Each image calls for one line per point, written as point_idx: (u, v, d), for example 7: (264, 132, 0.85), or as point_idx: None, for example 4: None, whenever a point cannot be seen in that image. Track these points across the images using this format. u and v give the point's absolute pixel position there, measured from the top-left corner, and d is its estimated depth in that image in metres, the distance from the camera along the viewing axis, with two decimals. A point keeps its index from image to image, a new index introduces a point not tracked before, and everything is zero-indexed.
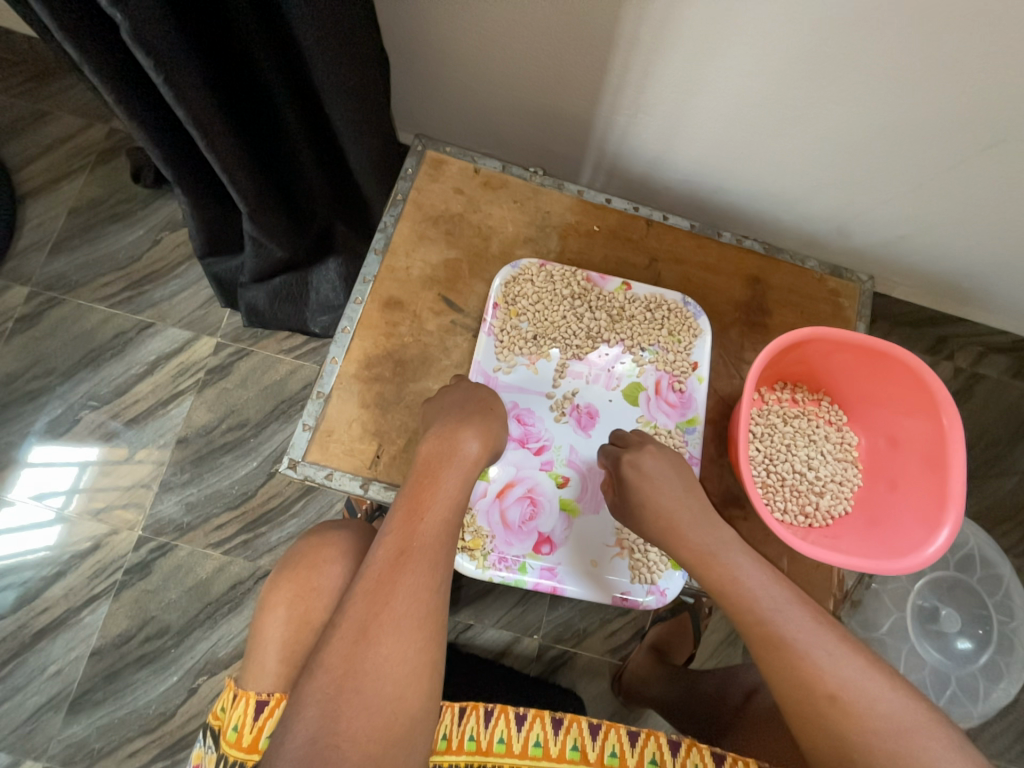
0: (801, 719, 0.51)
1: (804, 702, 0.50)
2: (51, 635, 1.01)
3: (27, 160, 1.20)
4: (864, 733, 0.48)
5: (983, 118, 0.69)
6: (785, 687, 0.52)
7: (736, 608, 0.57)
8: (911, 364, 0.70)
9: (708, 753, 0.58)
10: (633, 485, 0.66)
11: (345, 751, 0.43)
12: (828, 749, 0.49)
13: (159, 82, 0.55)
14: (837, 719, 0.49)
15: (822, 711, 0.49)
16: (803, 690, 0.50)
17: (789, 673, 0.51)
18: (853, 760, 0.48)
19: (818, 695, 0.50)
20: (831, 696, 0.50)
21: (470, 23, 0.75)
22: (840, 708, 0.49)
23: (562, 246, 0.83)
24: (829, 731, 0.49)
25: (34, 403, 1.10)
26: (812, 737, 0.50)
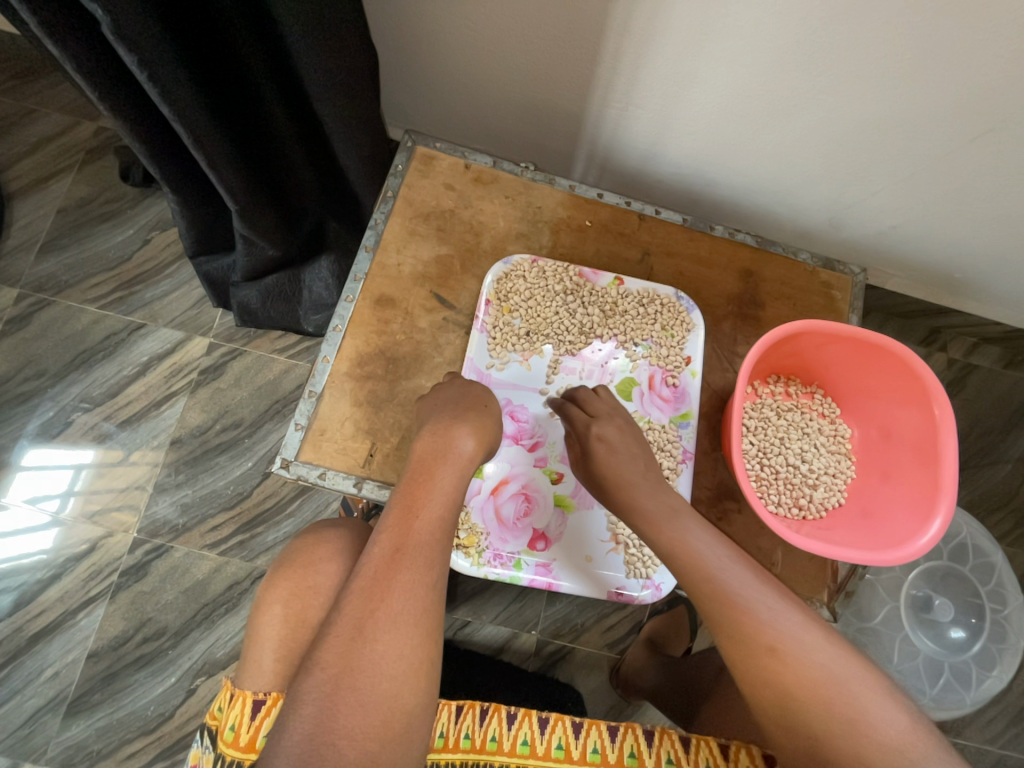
0: (744, 673, 0.52)
1: (745, 654, 0.51)
2: (47, 638, 1.01)
3: (15, 161, 1.19)
4: (800, 681, 0.49)
5: (974, 108, 0.69)
6: (729, 642, 0.53)
7: (684, 572, 0.57)
8: (903, 356, 0.70)
9: (678, 740, 0.58)
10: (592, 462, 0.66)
11: (342, 748, 0.43)
12: (769, 701, 0.50)
13: (143, 79, 0.54)
14: (777, 670, 0.50)
15: (762, 663, 0.50)
16: (745, 644, 0.52)
17: (732, 627, 0.53)
18: (795, 715, 0.48)
19: (758, 648, 0.51)
20: (769, 648, 0.51)
21: (459, 16, 0.75)
22: (779, 659, 0.50)
23: (554, 241, 0.82)
24: (769, 682, 0.50)
25: (26, 405, 1.10)
26: (755, 690, 0.51)
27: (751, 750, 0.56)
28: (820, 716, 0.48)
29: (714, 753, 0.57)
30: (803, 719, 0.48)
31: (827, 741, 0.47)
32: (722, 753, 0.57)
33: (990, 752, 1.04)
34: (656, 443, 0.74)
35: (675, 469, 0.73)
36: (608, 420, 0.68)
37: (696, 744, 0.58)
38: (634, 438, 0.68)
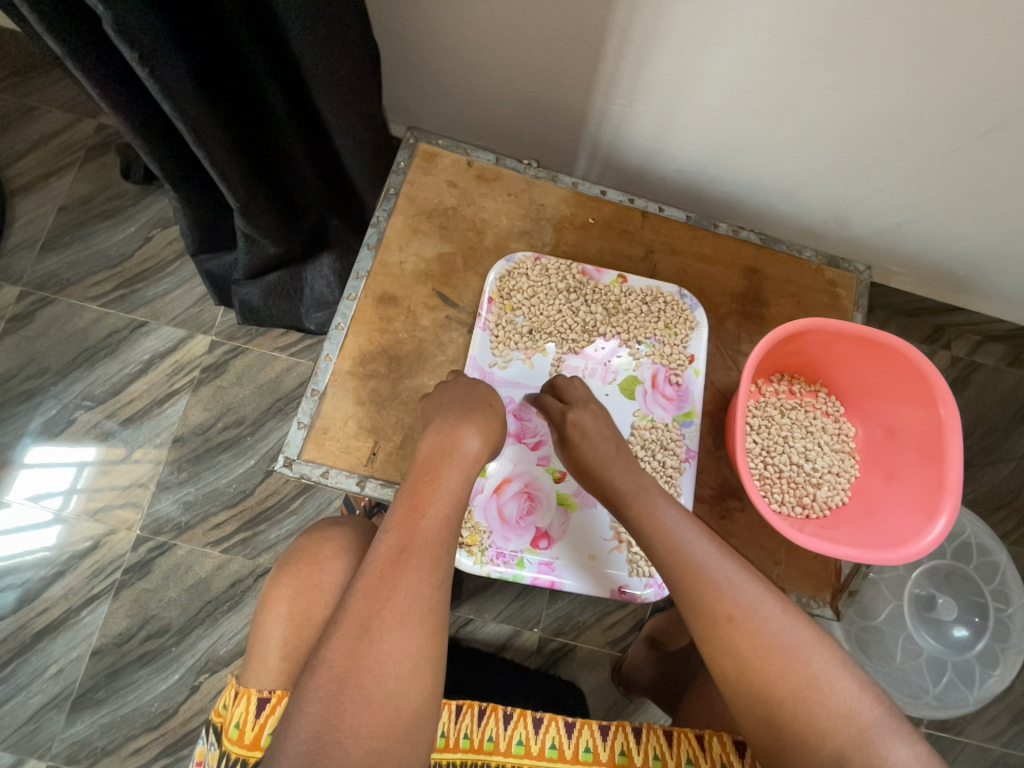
0: (702, 638, 0.53)
1: (705, 622, 0.52)
2: (51, 636, 1.01)
3: (16, 158, 1.18)
4: (756, 649, 0.50)
5: (980, 105, 0.68)
6: (689, 610, 0.53)
7: (653, 544, 0.58)
8: (908, 354, 0.70)
9: (662, 734, 0.59)
10: (579, 460, 0.66)
11: (348, 747, 0.43)
12: (725, 666, 0.51)
13: (144, 77, 0.54)
14: (736, 641, 0.51)
15: (721, 632, 0.51)
16: (706, 613, 0.52)
17: (695, 598, 0.53)
18: (752, 681, 0.50)
19: (717, 618, 0.52)
20: (728, 618, 0.51)
21: (462, 13, 0.74)
22: (738, 629, 0.51)
23: (557, 238, 0.82)
24: (727, 649, 0.51)
25: (28, 403, 1.10)
26: (713, 655, 0.52)
27: (723, 736, 0.58)
28: (775, 684, 0.49)
29: (692, 744, 0.58)
30: (759, 686, 0.49)
31: (780, 705, 0.49)
32: (698, 743, 0.58)
33: (992, 749, 1.04)
34: (659, 441, 0.74)
35: (678, 467, 0.73)
36: (588, 411, 0.67)
37: (677, 736, 0.59)
38: (610, 422, 0.68)
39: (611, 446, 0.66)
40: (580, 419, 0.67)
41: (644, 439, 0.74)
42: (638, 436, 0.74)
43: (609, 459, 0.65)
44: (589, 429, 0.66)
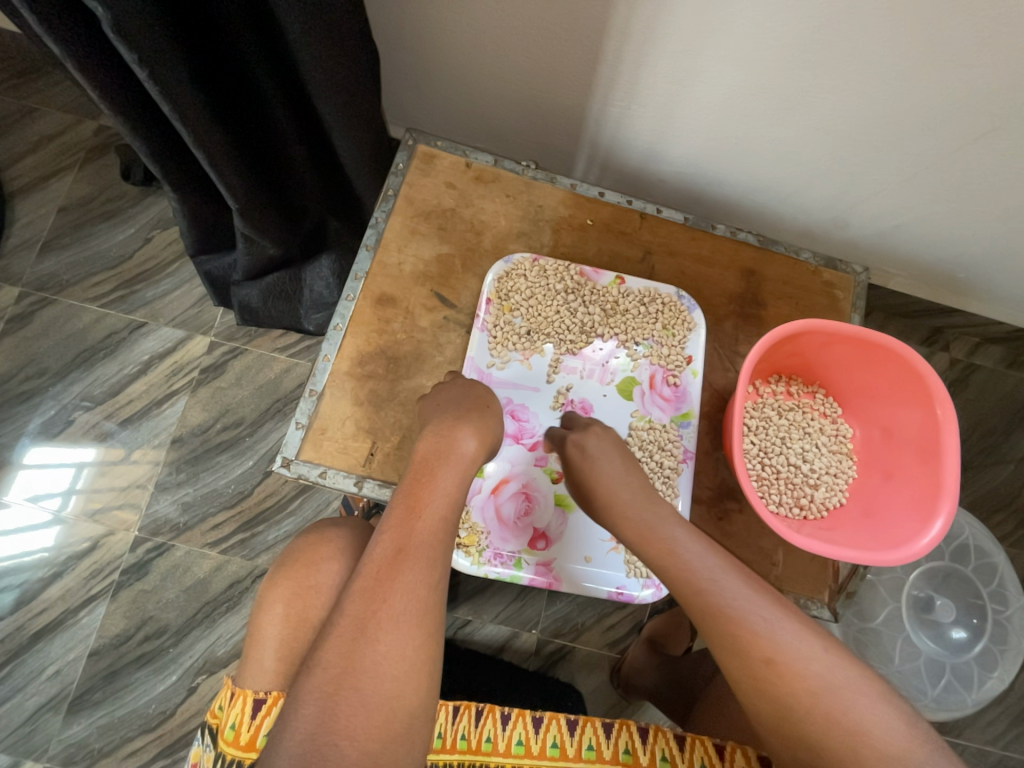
0: (742, 685, 0.51)
1: (741, 666, 0.50)
2: (49, 637, 1.01)
3: (16, 159, 1.19)
4: (799, 692, 0.48)
5: (978, 107, 0.68)
6: (723, 656, 0.51)
7: (672, 575, 0.57)
8: (905, 355, 0.70)
9: (673, 737, 0.59)
10: (583, 482, 0.66)
11: (344, 749, 0.43)
12: (766, 713, 0.49)
13: (143, 78, 0.54)
14: (776, 683, 0.49)
15: (760, 676, 0.49)
16: (742, 657, 0.50)
17: (728, 641, 0.51)
18: (797, 727, 0.48)
19: (755, 661, 0.50)
20: (767, 661, 0.49)
21: (461, 14, 0.74)
22: (777, 671, 0.49)
23: (555, 240, 0.82)
24: (767, 693, 0.49)
25: (27, 404, 1.10)
26: (752, 701, 0.50)
27: (747, 751, 0.56)
28: (820, 728, 0.47)
29: (708, 752, 0.57)
30: (804, 731, 0.47)
31: (828, 752, 0.46)
32: (717, 753, 0.57)
33: (991, 752, 1.04)
34: (656, 442, 0.74)
35: (676, 468, 0.73)
36: (591, 433, 0.68)
37: (691, 742, 0.58)
38: (615, 442, 0.68)
39: (618, 465, 0.66)
40: (584, 441, 0.67)
41: (642, 440, 0.74)
42: (636, 437, 0.74)
43: (608, 472, 0.65)
44: (594, 451, 0.66)
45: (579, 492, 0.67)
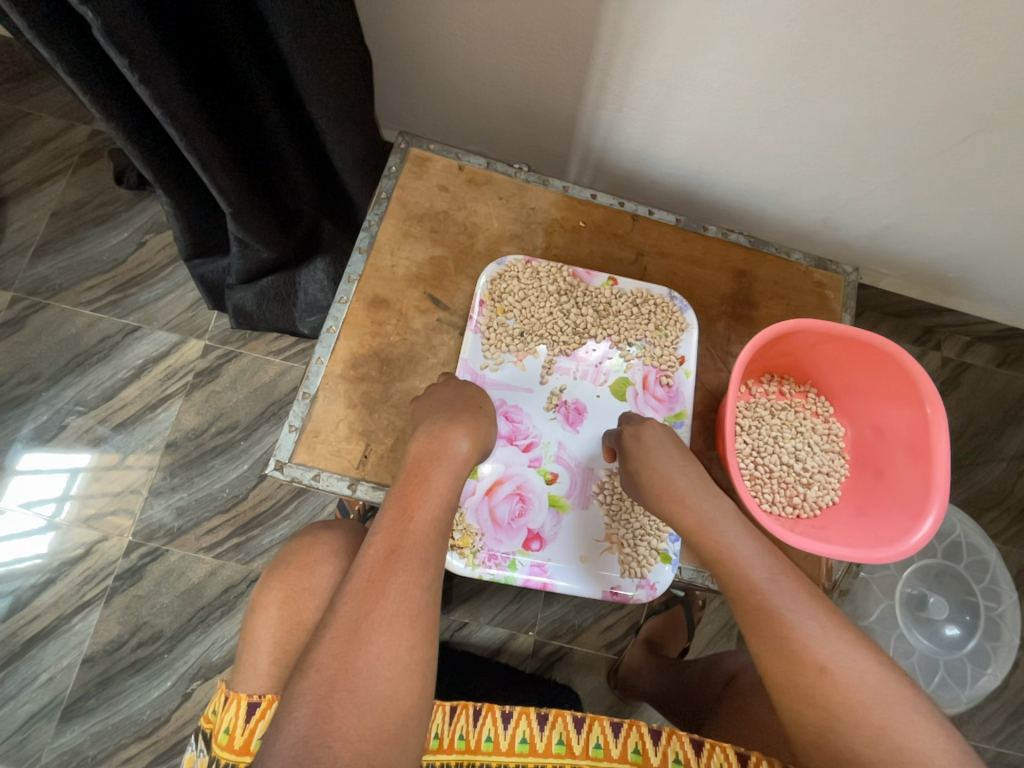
0: (790, 691, 0.51)
1: (792, 672, 0.51)
2: (42, 644, 1.00)
3: (7, 164, 1.18)
4: (850, 703, 0.48)
5: (965, 108, 0.69)
6: (774, 661, 0.52)
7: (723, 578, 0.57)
8: (894, 354, 0.71)
9: (688, 741, 0.58)
10: (637, 475, 0.66)
11: (337, 750, 0.43)
12: (813, 722, 0.49)
13: (134, 81, 0.54)
14: (825, 691, 0.49)
15: (811, 683, 0.50)
16: (793, 662, 0.51)
17: (779, 645, 0.52)
18: (843, 737, 0.48)
19: (808, 667, 0.50)
20: (819, 668, 0.50)
21: (452, 19, 0.75)
22: (828, 680, 0.49)
23: (548, 241, 0.83)
24: (815, 701, 0.49)
25: (20, 409, 1.10)
26: (799, 709, 0.50)
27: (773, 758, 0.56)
28: (869, 743, 0.47)
29: (728, 758, 0.56)
30: (851, 743, 0.48)
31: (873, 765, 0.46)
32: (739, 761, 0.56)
33: (988, 750, 1.04)
34: None
35: None
36: (647, 424, 0.68)
37: (710, 748, 0.57)
38: (670, 435, 0.68)
39: (675, 460, 0.65)
40: (639, 432, 0.67)
41: None
42: None
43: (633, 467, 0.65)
44: (650, 442, 0.66)
45: (632, 482, 0.68)
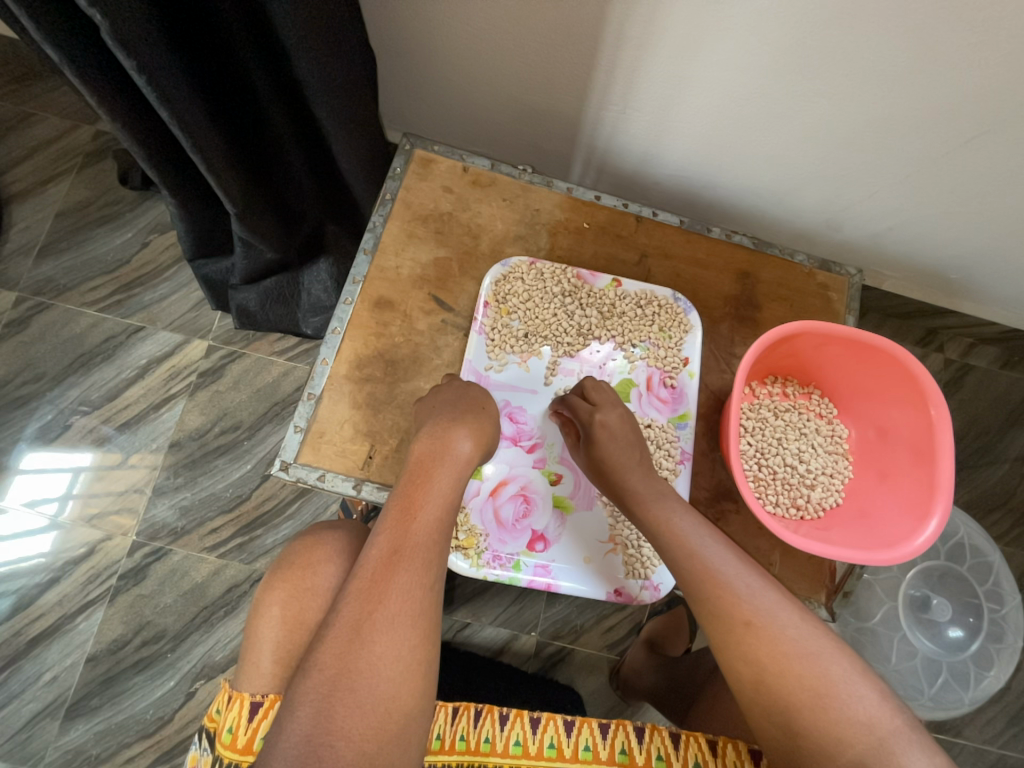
0: (721, 646, 0.53)
1: (723, 629, 0.53)
2: (46, 643, 1.01)
3: (13, 164, 1.19)
4: (775, 655, 0.50)
5: (971, 109, 0.69)
6: (711, 622, 0.54)
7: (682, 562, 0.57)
8: (899, 356, 0.71)
9: (667, 735, 0.59)
10: (598, 459, 0.66)
11: (340, 749, 0.43)
12: (743, 675, 0.51)
13: (141, 83, 0.54)
14: (754, 645, 0.51)
15: (739, 638, 0.52)
16: (725, 621, 0.53)
17: (713, 606, 0.54)
18: (771, 688, 0.50)
19: (736, 623, 0.52)
20: (746, 624, 0.52)
21: (458, 20, 0.75)
22: (756, 634, 0.51)
23: (552, 243, 0.83)
24: (745, 655, 0.51)
25: (24, 408, 1.10)
26: (731, 663, 0.52)
27: (738, 745, 0.58)
28: (795, 691, 0.49)
29: (702, 749, 0.58)
30: (779, 695, 0.49)
31: (797, 714, 0.48)
32: (709, 749, 0.58)
33: (989, 751, 1.05)
34: (654, 441, 0.74)
35: (673, 469, 0.73)
36: (616, 413, 0.68)
37: (686, 739, 0.59)
38: (634, 428, 0.68)
39: (633, 450, 0.66)
40: (607, 418, 0.67)
41: None
42: None
43: (627, 465, 0.65)
44: (615, 431, 0.66)
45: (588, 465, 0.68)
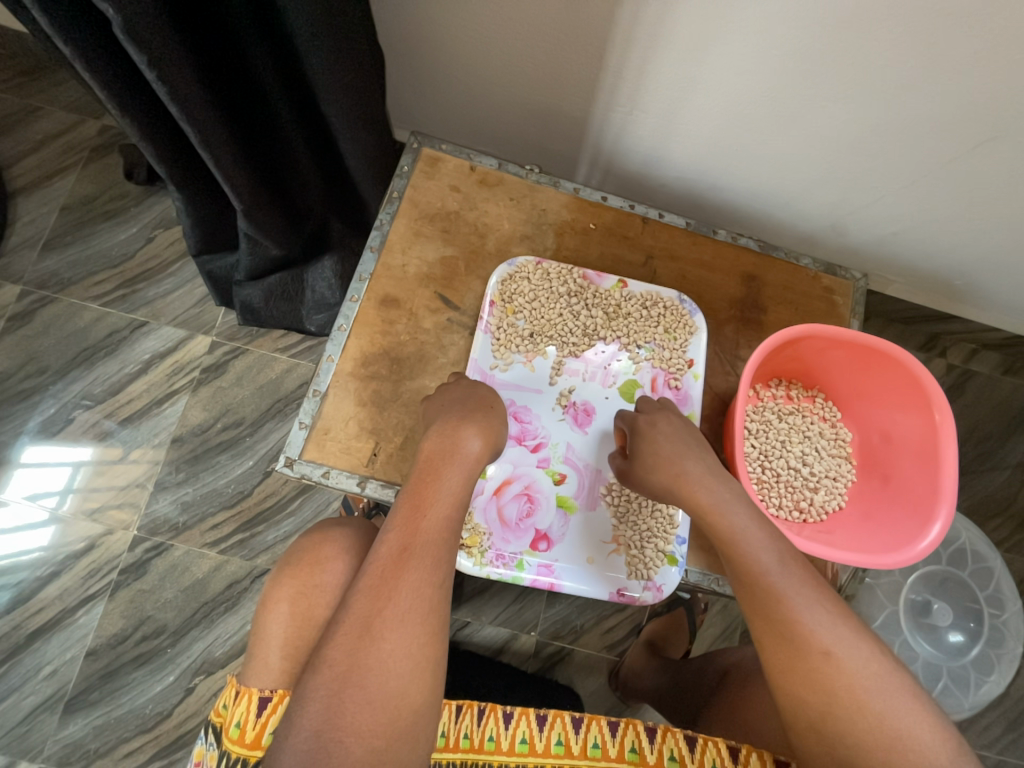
0: (788, 672, 0.51)
1: (798, 657, 0.50)
2: (45, 637, 1.01)
3: (18, 157, 1.19)
4: (852, 688, 0.48)
5: (978, 115, 0.69)
6: (780, 647, 0.51)
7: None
8: (904, 360, 0.71)
9: (682, 737, 0.59)
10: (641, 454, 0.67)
11: (349, 746, 0.43)
12: (810, 703, 0.49)
13: (152, 79, 0.55)
14: (829, 676, 0.49)
15: (814, 666, 0.49)
16: (800, 649, 0.50)
17: (786, 631, 0.51)
18: (841, 720, 0.48)
19: (813, 652, 0.50)
20: (824, 653, 0.50)
21: (466, 20, 0.75)
22: (832, 665, 0.49)
23: (558, 243, 0.83)
24: (816, 684, 0.49)
25: (27, 402, 1.10)
26: (800, 692, 0.50)
27: (763, 754, 0.56)
28: (868, 725, 0.47)
29: (721, 753, 0.57)
30: (850, 728, 0.48)
31: (868, 747, 0.47)
32: (730, 754, 0.57)
33: (988, 756, 1.05)
34: None
35: None
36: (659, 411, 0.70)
37: (703, 743, 0.58)
38: (682, 423, 0.69)
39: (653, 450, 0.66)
40: (658, 419, 0.68)
41: None
42: None
43: None
44: (663, 432, 0.67)
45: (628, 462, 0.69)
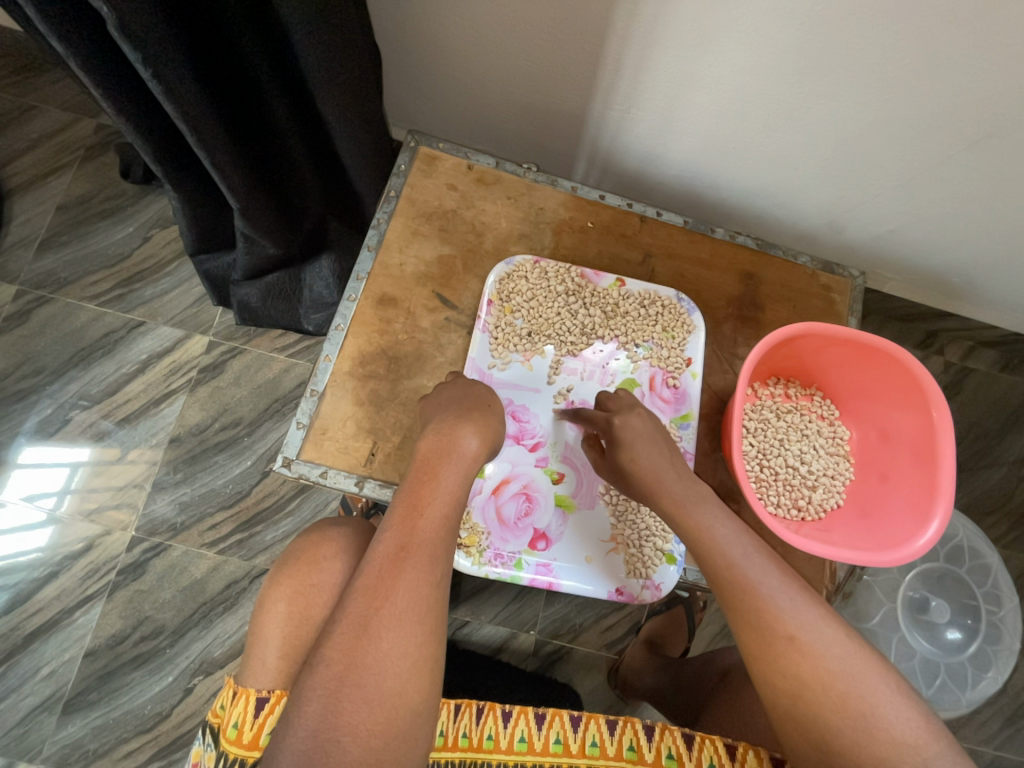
0: (758, 660, 0.51)
1: (762, 641, 0.51)
2: (43, 637, 1.00)
3: (14, 157, 1.18)
4: (818, 672, 0.48)
5: (976, 112, 0.69)
6: (748, 634, 0.52)
7: (707, 557, 0.57)
8: (902, 359, 0.71)
9: (681, 736, 0.59)
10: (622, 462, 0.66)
11: (346, 744, 0.43)
12: (781, 689, 0.49)
13: (148, 77, 0.54)
14: (796, 660, 0.49)
15: (781, 651, 0.50)
16: (764, 634, 0.51)
17: (755, 618, 0.52)
18: (809, 702, 0.48)
19: (778, 636, 0.50)
20: (790, 637, 0.50)
21: (463, 18, 0.75)
22: (799, 649, 0.49)
23: (556, 242, 0.83)
24: (786, 671, 0.49)
25: (24, 403, 1.09)
26: (769, 679, 0.50)
27: (760, 753, 0.56)
28: (835, 708, 0.47)
29: (718, 751, 0.57)
30: (812, 705, 0.48)
31: (836, 731, 0.47)
32: (727, 752, 0.57)
33: (985, 752, 1.05)
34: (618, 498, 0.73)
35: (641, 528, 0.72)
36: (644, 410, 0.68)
37: (701, 741, 0.58)
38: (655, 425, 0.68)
39: (656, 449, 0.65)
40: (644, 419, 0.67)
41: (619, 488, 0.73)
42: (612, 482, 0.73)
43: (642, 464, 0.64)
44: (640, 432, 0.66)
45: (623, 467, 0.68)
